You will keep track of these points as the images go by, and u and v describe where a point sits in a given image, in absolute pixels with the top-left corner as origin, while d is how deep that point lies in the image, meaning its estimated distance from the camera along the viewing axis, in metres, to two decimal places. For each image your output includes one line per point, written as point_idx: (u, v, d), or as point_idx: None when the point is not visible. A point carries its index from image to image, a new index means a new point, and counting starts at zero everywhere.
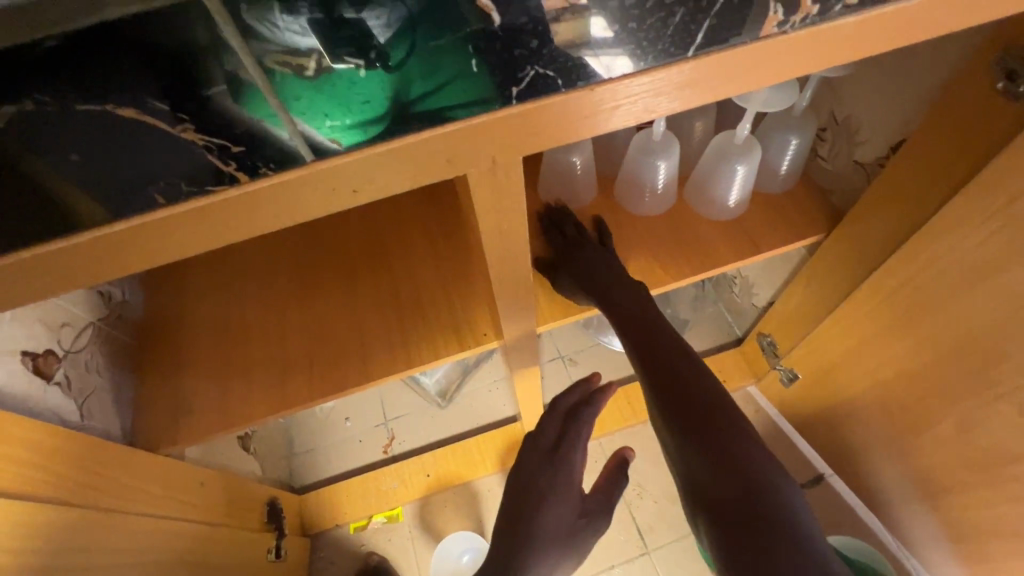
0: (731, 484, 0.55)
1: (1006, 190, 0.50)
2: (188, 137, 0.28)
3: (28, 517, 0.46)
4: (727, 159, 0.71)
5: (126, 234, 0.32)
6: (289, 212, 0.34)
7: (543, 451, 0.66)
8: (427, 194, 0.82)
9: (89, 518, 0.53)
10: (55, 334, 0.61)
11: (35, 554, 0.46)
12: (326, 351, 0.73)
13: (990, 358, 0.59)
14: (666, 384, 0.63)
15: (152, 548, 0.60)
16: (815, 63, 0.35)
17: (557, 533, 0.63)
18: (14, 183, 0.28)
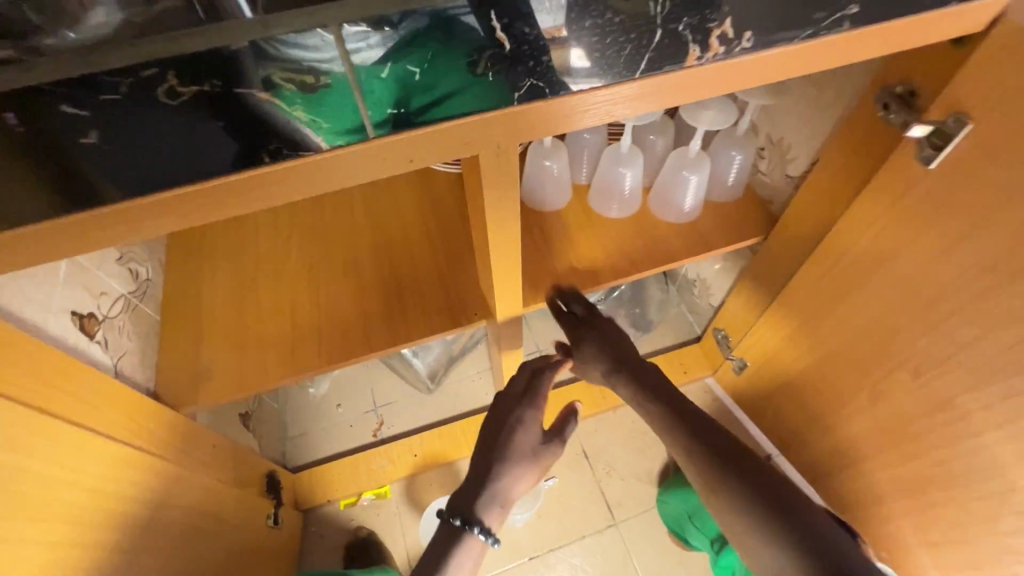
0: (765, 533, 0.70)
1: (889, 193, 0.65)
2: (298, 116, 0.39)
3: (74, 440, 0.54)
4: (682, 169, 0.85)
5: (220, 192, 0.42)
6: (340, 179, 0.45)
7: (514, 394, 0.75)
8: (426, 194, 0.93)
9: (123, 452, 0.61)
10: (95, 300, 0.70)
11: (77, 472, 0.54)
12: (332, 328, 0.82)
13: (888, 332, 0.73)
14: (732, 471, 0.69)
15: (169, 489, 0.67)
16: (730, 85, 0.48)
17: (522, 458, 0.71)
18: (166, 143, 0.38)
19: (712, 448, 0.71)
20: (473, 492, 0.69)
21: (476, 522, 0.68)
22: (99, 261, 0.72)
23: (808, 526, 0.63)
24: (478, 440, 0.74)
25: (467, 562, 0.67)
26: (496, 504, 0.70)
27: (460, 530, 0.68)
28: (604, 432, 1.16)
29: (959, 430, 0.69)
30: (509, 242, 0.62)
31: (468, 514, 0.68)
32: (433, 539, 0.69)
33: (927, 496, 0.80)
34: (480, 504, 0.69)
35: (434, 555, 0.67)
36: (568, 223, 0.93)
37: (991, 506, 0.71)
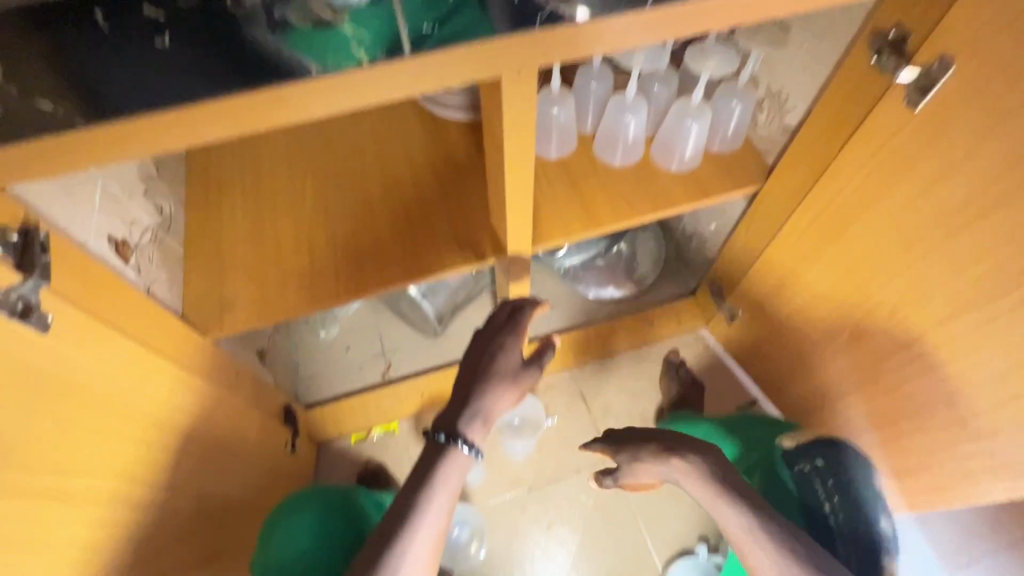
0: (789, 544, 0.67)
1: (880, 136, 0.69)
2: (343, 26, 0.42)
3: (118, 342, 0.59)
4: (684, 118, 0.89)
5: (262, 106, 0.46)
6: (372, 96, 0.48)
7: (496, 326, 0.80)
8: (437, 139, 0.96)
9: (161, 362, 0.66)
10: (128, 229, 0.73)
11: (120, 373, 0.59)
12: (349, 262, 0.87)
13: (870, 272, 0.78)
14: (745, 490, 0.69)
15: (198, 404, 0.73)
16: (737, 18, 0.51)
17: (502, 376, 0.75)
18: (225, 51, 0.41)
19: (723, 465, 0.72)
20: (457, 409, 0.72)
21: (460, 436, 0.71)
22: (129, 192, 0.76)
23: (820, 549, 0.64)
24: (460, 368, 0.77)
25: (453, 475, 0.70)
26: (479, 419, 0.73)
27: (444, 445, 0.70)
28: (599, 378, 1.25)
29: (928, 362, 0.76)
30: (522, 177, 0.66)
31: (453, 429, 0.71)
32: (420, 458, 0.72)
33: (898, 427, 0.87)
34: (464, 419, 0.72)
35: (423, 469, 0.70)
36: (574, 171, 0.97)
37: (952, 431, 0.78)
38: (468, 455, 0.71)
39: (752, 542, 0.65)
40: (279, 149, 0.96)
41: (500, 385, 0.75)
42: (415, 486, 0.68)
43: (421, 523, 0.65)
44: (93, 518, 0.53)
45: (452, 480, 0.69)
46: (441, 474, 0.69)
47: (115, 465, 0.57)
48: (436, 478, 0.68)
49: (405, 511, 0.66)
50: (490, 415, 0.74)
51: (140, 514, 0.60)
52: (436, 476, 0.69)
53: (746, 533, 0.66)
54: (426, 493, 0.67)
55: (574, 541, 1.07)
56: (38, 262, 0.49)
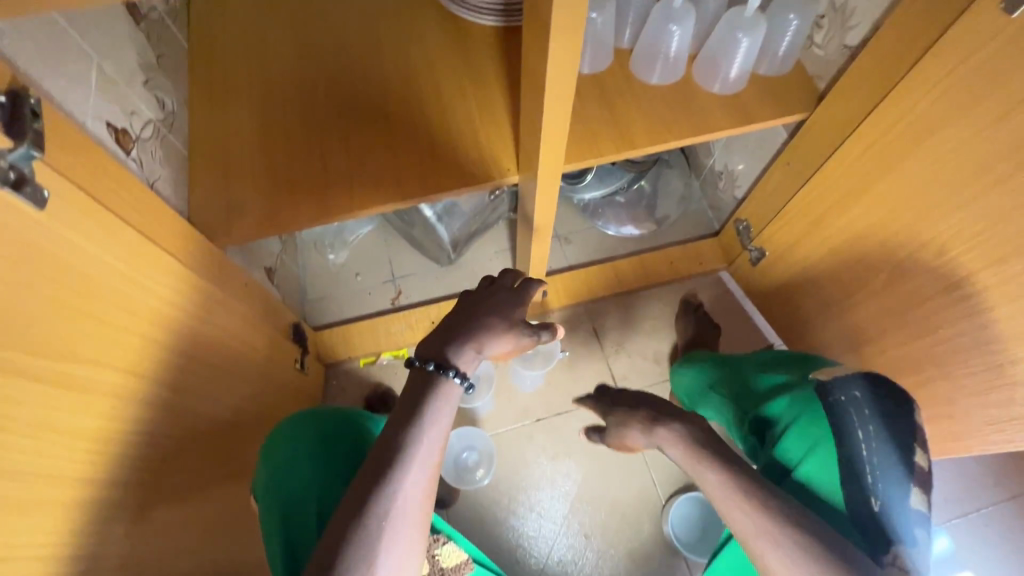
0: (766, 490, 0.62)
1: (961, 50, 0.62)
2: None
3: (115, 232, 0.55)
4: (735, 31, 0.80)
5: None
6: None
7: (503, 285, 0.76)
8: (461, 44, 0.88)
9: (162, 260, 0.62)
10: (128, 118, 0.68)
11: (119, 266, 0.55)
12: (364, 172, 0.82)
13: (921, 208, 0.73)
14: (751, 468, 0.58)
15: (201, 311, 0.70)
16: None
17: (499, 318, 0.70)
18: None
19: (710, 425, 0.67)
20: (445, 341, 0.66)
21: (450, 366, 0.64)
22: (128, 77, 0.69)
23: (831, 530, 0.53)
24: (452, 309, 0.72)
25: (445, 406, 0.62)
26: (468, 350, 0.66)
27: (433, 374, 0.63)
28: (614, 315, 1.22)
29: (966, 307, 0.72)
30: (563, 81, 0.59)
31: (441, 358, 0.64)
32: (405, 392, 0.64)
33: (921, 374, 0.84)
34: (452, 348, 0.66)
35: (411, 401, 0.62)
36: (607, 88, 0.89)
37: (980, 379, 0.75)
38: (458, 386, 0.65)
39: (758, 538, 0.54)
40: (290, 47, 0.88)
41: (496, 326, 0.69)
42: (403, 420, 0.61)
43: (413, 461, 0.58)
44: (101, 409, 0.51)
45: (444, 413, 0.62)
46: (431, 407, 0.62)
47: (120, 359, 0.54)
48: (427, 411, 0.61)
49: (394, 449, 0.58)
50: (481, 347, 0.68)
51: (149, 412, 0.58)
52: (426, 408, 0.62)
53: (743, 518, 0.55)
54: (416, 427, 0.60)
55: (580, 472, 1.07)
56: (30, 129, 0.44)
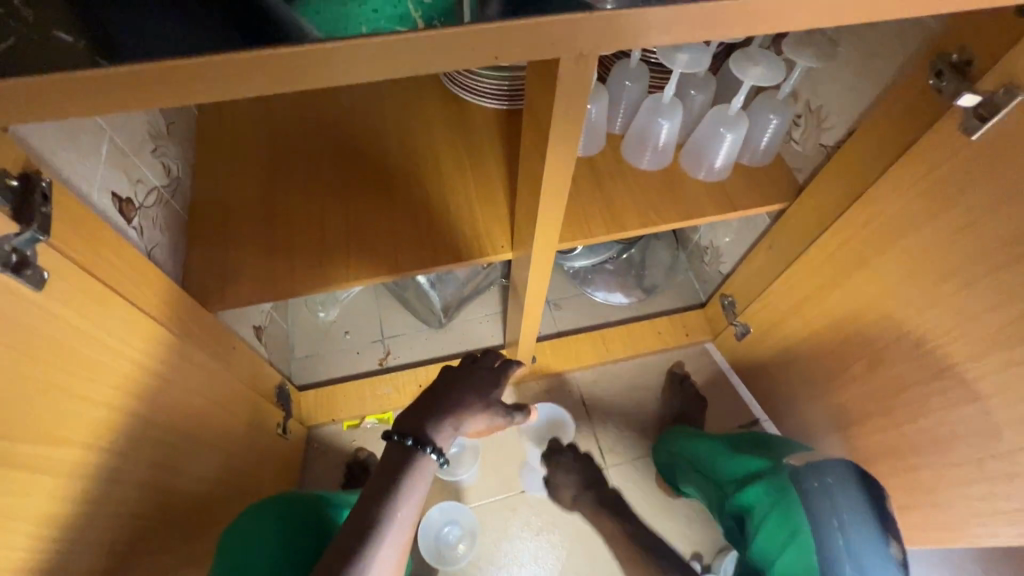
0: None
1: (928, 162, 0.67)
2: None
3: (102, 304, 0.54)
4: (719, 127, 0.86)
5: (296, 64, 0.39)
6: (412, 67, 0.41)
7: (485, 364, 0.77)
8: (462, 124, 0.93)
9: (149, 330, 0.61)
10: (133, 187, 0.69)
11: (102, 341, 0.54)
12: (362, 243, 0.84)
13: (899, 303, 0.75)
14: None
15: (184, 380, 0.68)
16: (819, 20, 0.47)
17: (479, 398, 0.71)
18: None
19: None
20: (424, 417, 0.67)
21: (428, 442, 0.65)
22: (137, 148, 0.71)
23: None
24: (433, 384, 0.73)
25: (417, 486, 0.63)
26: (446, 427, 0.67)
27: (413, 450, 0.64)
28: (602, 383, 1.21)
29: (946, 401, 0.73)
30: (557, 184, 0.63)
31: (420, 433, 0.65)
32: (380, 465, 0.64)
33: (904, 460, 0.84)
34: (433, 422, 0.67)
35: (385, 478, 0.62)
36: (599, 171, 0.94)
37: (961, 470, 0.76)
38: (434, 462, 0.65)
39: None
40: (297, 120, 0.92)
41: (474, 406, 0.70)
42: (375, 498, 0.60)
43: (381, 543, 0.58)
44: (67, 492, 0.49)
45: (415, 492, 0.63)
46: (405, 485, 0.62)
47: (95, 437, 0.53)
48: (399, 490, 0.61)
49: (363, 531, 0.57)
50: (459, 424, 0.69)
51: (119, 490, 0.56)
52: (400, 486, 0.61)
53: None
54: (387, 507, 0.60)
55: (564, 549, 1.04)
56: (38, 213, 0.45)
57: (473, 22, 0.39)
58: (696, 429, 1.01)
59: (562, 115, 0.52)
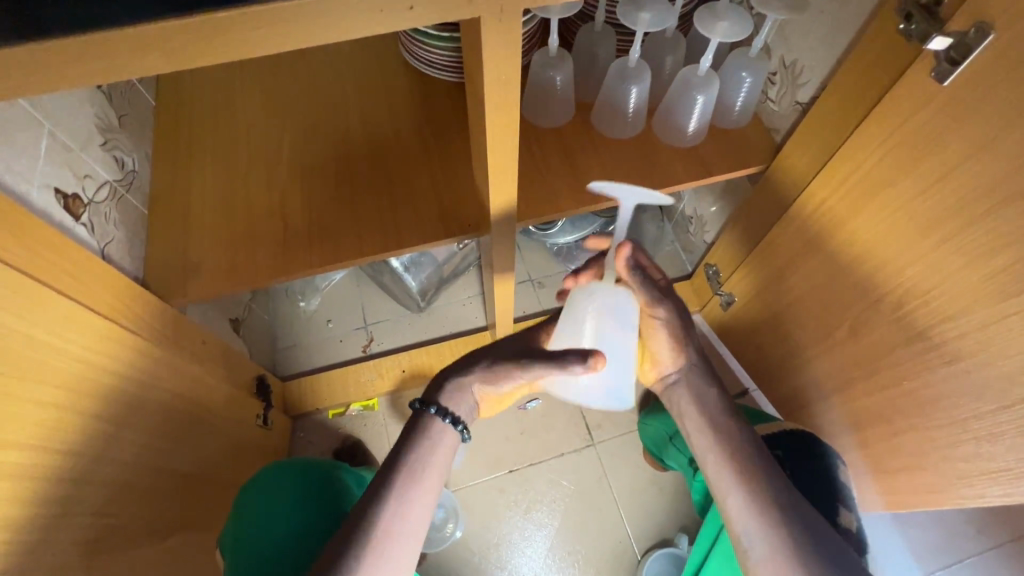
0: (776, 479, 0.61)
1: (903, 111, 0.63)
2: None
3: (41, 299, 0.53)
4: (690, 89, 0.81)
5: (187, 33, 0.37)
6: (319, 30, 0.39)
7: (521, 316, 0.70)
8: (426, 102, 0.90)
9: (99, 322, 0.60)
10: (79, 182, 0.68)
11: (47, 334, 0.53)
12: (332, 230, 0.82)
13: (878, 263, 0.73)
14: (772, 468, 0.62)
15: (149, 373, 0.68)
16: None
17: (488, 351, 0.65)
18: None
19: (730, 414, 0.67)
20: (442, 380, 0.65)
21: (438, 405, 0.63)
22: (84, 141, 0.70)
23: (841, 547, 0.57)
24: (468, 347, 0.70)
25: (438, 447, 0.61)
26: (458, 389, 0.64)
27: (428, 416, 0.62)
28: None
29: (926, 362, 0.71)
30: (507, 155, 0.60)
31: (434, 398, 0.63)
32: (404, 431, 0.63)
33: (890, 425, 0.82)
34: (443, 388, 0.64)
35: (406, 443, 0.61)
36: (569, 141, 0.91)
37: (946, 432, 0.72)
38: (451, 431, 0.62)
39: (751, 533, 0.59)
40: (256, 105, 0.89)
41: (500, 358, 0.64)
42: (393, 461, 0.60)
43: (399, 500, 0.58)
44: (21, 494, 0.49)
45: (436, 450, 0.61)
46: (422, 445, 0.61)
47: (43, 438, 0.52)
48: (415, 450, 0.61)
49: (378, 489, 0.58)
50: (465, 385, 0.64)
51: (86, 488, 0.56)
52: (416, 449, 0.61)
53: (743, 518, 0.60)
54: (404, 468, 0.59)
55: (553, 528, 1.04)
56: None
57: None
58: None
59: (496, 79, 0.49)
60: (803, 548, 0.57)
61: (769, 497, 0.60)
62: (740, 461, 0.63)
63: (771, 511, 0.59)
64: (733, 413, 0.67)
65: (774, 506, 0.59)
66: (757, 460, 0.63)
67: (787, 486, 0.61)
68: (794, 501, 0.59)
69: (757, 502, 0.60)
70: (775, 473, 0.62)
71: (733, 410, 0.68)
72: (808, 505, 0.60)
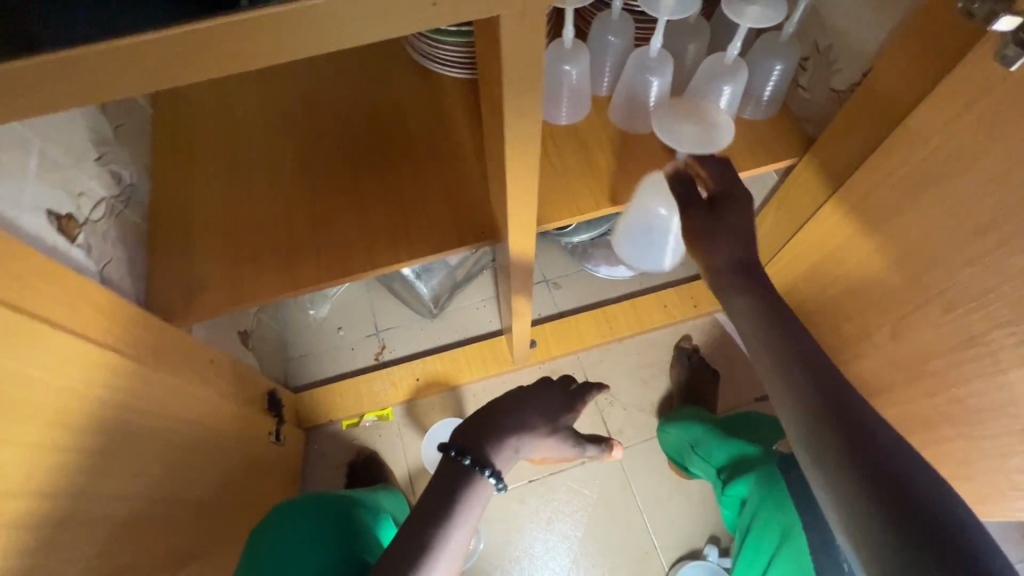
0: (851, 418, 0.49)
1: (959, 101, 0.58)
2: None
3: (36, 334, 0.50)
4: (716, 79, 0.76)
5: (168, 47, 0.33)
6: (316, 43, 0.35)
7: (558, 391, 0.72)
8: (434, 101, 0.85)
9: (96, 353, 0.57)
10: (74, 201, 0.64)
11: (42, 372, 0.50)
12: (337, 240, 0.78)
13: (925, 264, 0.67)
14: (841, 404, 0.50)
15: (153, 402, 0.64)
16: None
17: (541, 421, 0.67)
18: None
19: (785, 333, 0.55)
20: (484, 434, 0.63)
21: (487, 463, 0.60)
22: (77, 157, 0.66)
23: (938, 489, 0.43)
24: (497, 398, 0.69)
25: (470, 516, 0.57)
26: (507, 449, 0.63)
27: (470, 470, 0.59)
28: (608, 362, 1.14)
29: (979, 369, 0.66)
30: (525, 164, 0.56)
31: (478, 452, 0.60)
32: (434, 483, 0.59)
33: (937, 431, 0.76)
34: (491, 442, 0.62)
35: (443, 502, 0.56)
36: (587, 138, 0.86)
37: (1001, 443, 0.67)
38: (490, 487, 0.60)
39: (820, 484, 0.49)
40: (257, 108, 0.85)
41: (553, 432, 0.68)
42: (425, 521, 0.55)
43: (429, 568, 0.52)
44: (25, 547, 0.46)
45: (467, 520, 0.57)
46: (461, 509, 0.56)
47: (46, 484, 0.49)
48: (451, 515, 0.56)
49: (405, 551, 0.52)
50: (519, 447, 0.64)
51: (93, 531, 0.53)
52: (453, 513, 0.56)
53: (813, 466, 0.50)
54: (438, 527, 0.54)
55: (576, 538, 1.01)
56: None
57: None
58: (693, 407, 0.99)
59: (515, 87, 0.45)
60: (879, 498, 0.44)
61: (841, 441, 0.48)
62: (797, 407, 0.51)
63: (834, 454, 0.48)
64: (795, 333, 0.55)
65: (839, 449, 0.47)
66: (831, 451, 0.48)
67: (852, 418, 0.49)
68: (877, 493, 0.44)
69: (825, 445, 0.49)
70: (849, 461, 0.47)
71: (794, 329, 0.55)
72: (898, 445, 0.46)
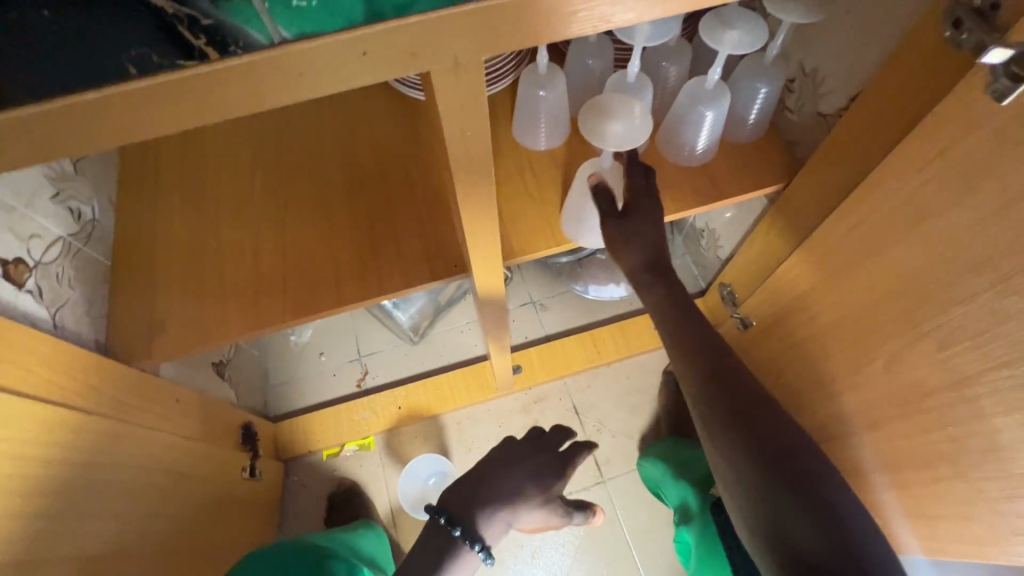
0: (752, 432, 0.59)
1: (948, 133, 0.54)
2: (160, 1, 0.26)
3: None
4: (697, 104, 0.72)
5: (58, 120, 0.30)
6: (226, 104, 0.32)
7: (550, 451, 0.70)
8: (409, 127, 0.82)
9: (35, 409, 0.54)
10: (25, 244, 0.61)
11: None
12: (304, 274, 0.75)
13: (915, 300, 0.64)
14: (741, 419, 0.59)
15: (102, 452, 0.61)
16: None
17: (533, 493, 0.65)
18: None
19: (700, 356, 0.63)
20: (473, 500, 0.63)
21: (475, 536, 0.61)
22: (30, 197, 0.63)
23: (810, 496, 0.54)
24: (488, 457, 0.68)
25: None
26: (495, 521, 0.63)
27: (457, 542, 0.60)
28: (596, 388, 1.11)
29: (974, 412, 0.62)
30: (483, 206, 0.53)
31: (468, 523, 0.61)
32: (420, 546, 0.60)
33: (931, 469, 0.72)
34: (480, 511, 0.62)
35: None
36: (566, 164, 0.82)
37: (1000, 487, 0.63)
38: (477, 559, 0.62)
39: (726, 487, 0.61)
40: (227, 135, 0.82)
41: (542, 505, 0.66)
42: None
43: None
44: None
45: None
46: None
47: None
48: None
49: None
50: (509, 518, 0.64)
51: None
52: None
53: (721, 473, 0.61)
54: None
55: None
56: None
57: (288, 40, 0.28)
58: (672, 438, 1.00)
59: (460, 136, 0.42)
60: (763, 504, 0.56)
61: (739, 453, 0.59)
62: (709, 422, 0.61)
63: (733, 467, 0.59)
64: (711, 352, 0.64)
65: (736, 461, 0.59)
66: (739, 454, 0.58)
67: (748, 435, 0.58)
68: (775, 483, 0.56)
69: (727, 457, 0.60)
70: (752, 455, 0.58)
71: (710, 348, 0.64)
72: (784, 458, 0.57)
